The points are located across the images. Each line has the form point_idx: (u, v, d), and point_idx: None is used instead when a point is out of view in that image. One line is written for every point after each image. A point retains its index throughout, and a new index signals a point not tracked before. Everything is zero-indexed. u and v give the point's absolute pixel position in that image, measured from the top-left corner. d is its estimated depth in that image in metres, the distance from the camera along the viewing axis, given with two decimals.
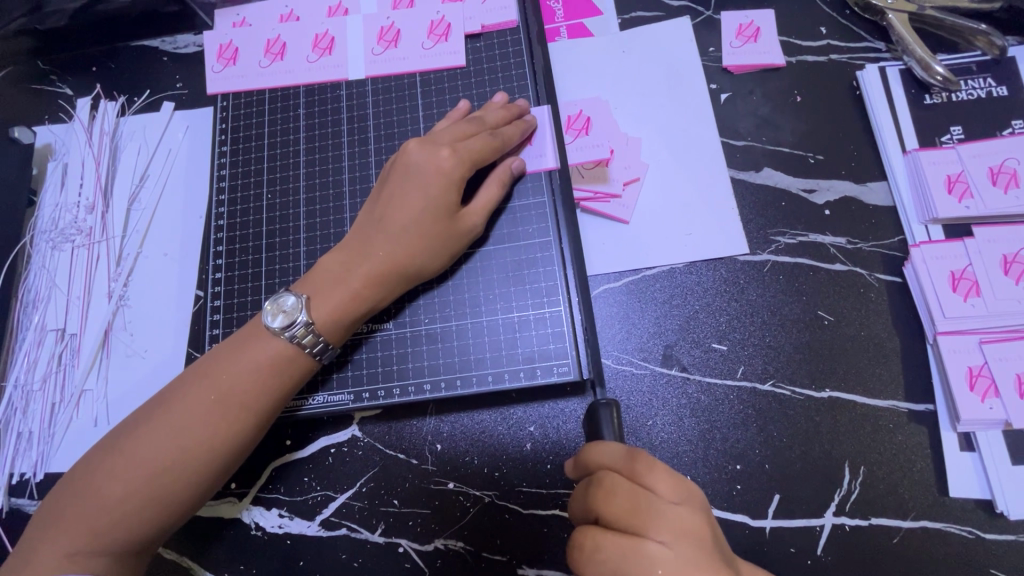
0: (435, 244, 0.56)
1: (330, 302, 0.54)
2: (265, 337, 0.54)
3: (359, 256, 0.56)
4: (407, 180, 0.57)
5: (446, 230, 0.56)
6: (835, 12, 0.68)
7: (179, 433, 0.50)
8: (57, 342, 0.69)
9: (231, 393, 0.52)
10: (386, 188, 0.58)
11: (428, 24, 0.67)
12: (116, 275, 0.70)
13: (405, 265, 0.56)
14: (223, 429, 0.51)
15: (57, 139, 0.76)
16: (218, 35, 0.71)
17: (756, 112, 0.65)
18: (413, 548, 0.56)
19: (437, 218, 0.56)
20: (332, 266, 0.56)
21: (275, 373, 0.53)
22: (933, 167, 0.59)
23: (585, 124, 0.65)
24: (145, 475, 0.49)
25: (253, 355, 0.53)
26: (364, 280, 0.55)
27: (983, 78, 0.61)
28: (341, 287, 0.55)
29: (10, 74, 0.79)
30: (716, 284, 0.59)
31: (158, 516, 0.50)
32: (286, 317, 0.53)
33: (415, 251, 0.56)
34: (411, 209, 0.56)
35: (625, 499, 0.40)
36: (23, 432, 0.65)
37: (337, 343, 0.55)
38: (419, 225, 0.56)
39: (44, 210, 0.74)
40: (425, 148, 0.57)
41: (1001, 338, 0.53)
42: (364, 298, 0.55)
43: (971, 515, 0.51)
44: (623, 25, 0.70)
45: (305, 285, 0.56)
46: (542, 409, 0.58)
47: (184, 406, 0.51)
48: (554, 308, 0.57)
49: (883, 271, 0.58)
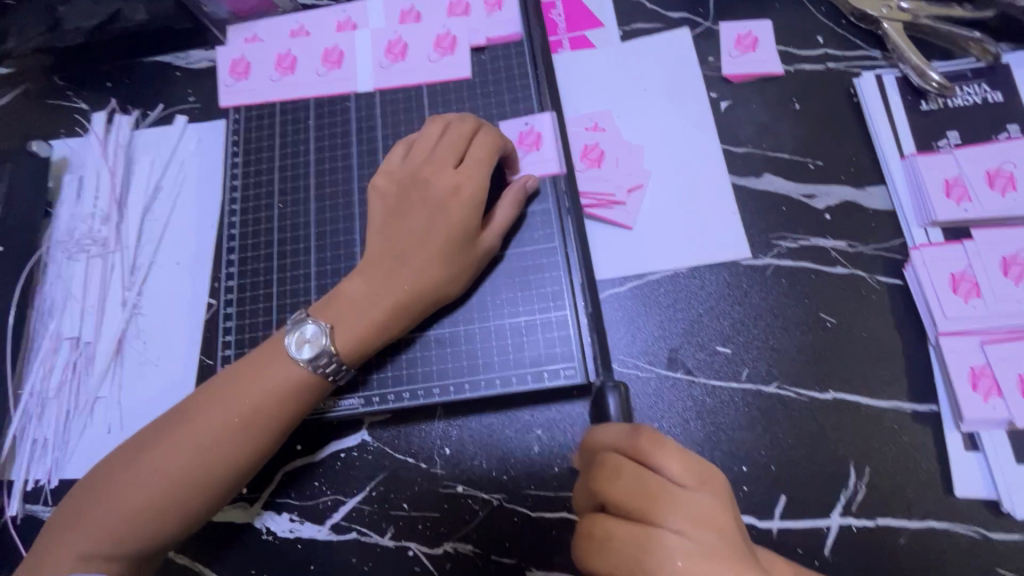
0: (457, 269, 0.57)
1: (354, 330, 0.55)
2: (288, 359, 0.54)
3: (381, 283, 0.56)
4: (425, 204, 0.58)
5: (466, 254, 0.57)
6: (832, 22, 0.69)
7: (200, 446, 0.51)
8: (72, 350, 0.70)
9: (254, 411, 0.52)
10: (403, 209, 0.58)
11: (435, 38, 0.69)
12: (130, 283, 0.71)
13: (428, 290, 0.56)
14: (246, 443, 0.52)
15: (73, 152, 0.78)
16: (231, 50, 0.74)
17: (756, 119, 0.66)
18: (423, 551, 0.57)
19: (457, 244, 0.57)
20: (353, 295, 0.56)
21: (297, 391, 0.54)
22: (931, 172, 0.60)
23: (598, 157, 0.66)
24: (166, 483, 0.51)
25: (276, 372, 0.54)
26: (388, 308, 0.55)
27: (977, 84, 0.63)
28: (364, 315, 0.55)
29: (26, 90, 0.81)
30: (719, 288, 0.60)
31: (173, 525, 0.51)
32: (309, 348, 0.54)
33: (437, 276, 0.56)
34: (431, 233, 0.56)
35: (635, 484, 0.40)
36: (39, 439, 0.66)
37: (357, 365, 0.56)
38: (440, 250, 0.56)
39: (60, 221, 0.75)
40: (442, 172, 0.58)
41: (1002, 338, 0.54)
42: (387, 324, 0.56)
43: (976, 514, 0.51)
44: (625, 36, 0.72)
45: (323, 314, 0.56)
46: (549, 412, 0.59)
47: (207, 418, 0.52)
48: (560, 312, 0.58)
49: (884, 274, 0.59)
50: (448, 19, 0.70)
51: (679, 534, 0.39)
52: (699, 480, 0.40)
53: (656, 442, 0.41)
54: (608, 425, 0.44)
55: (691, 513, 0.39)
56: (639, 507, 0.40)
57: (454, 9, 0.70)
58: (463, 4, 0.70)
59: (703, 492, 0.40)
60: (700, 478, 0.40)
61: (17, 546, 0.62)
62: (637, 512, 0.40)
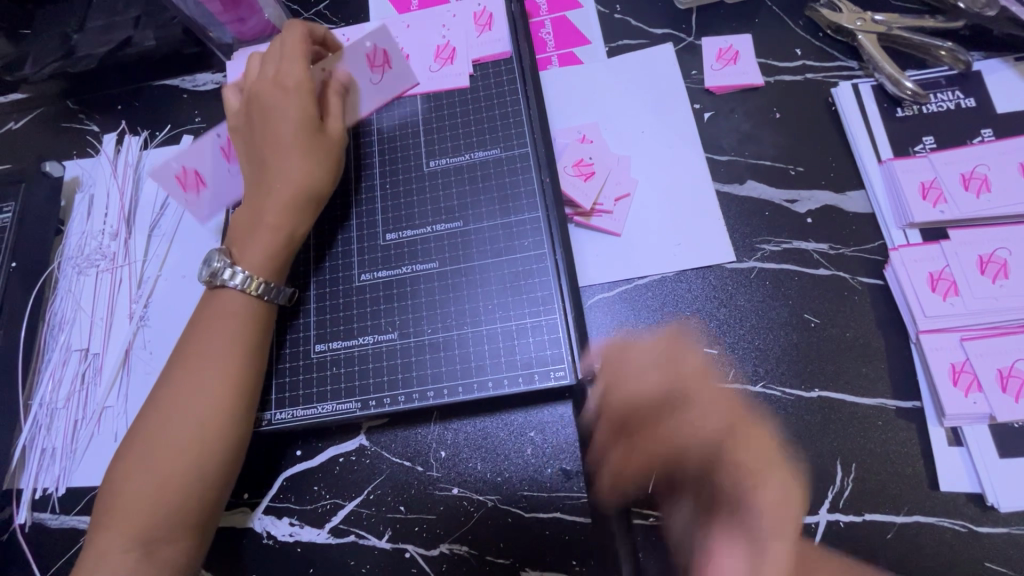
0: (321, 158, 0.64)
1: (260, 243, 0.61)
2: (225, 294, 0.60)
3: (262, 196, 0.62)
4: (271, 114, 0.63)
5: (322, 143, 0.64)
6: (810, 35, 0.72)
7: (193, 404, 0.55)
8: (81, 361, 0.72)
9: (222, 350, 0.57)
10: (256, 131, 0.64)
11: (366, 56, 0.68)
12: (137, 296, 0.74)
13: (308, 189, 0.63)
14: (228, 384, 0.56)
15: (84, 172, 0.81)
16: (208, 139, 0.72)
17: (738, 129, 0.69)
18: (420, 553, 0.58)
19: (310, 135, 0.63)
20: (246, 218, 0.63)
21: (251, 321, 0.59)
22: (907, 175, 0.62)
23: (587, 174, 0.67)
24: (176, 449, 0.54)
25: (224, 312, 0.59)
26: (280, 211, 0.62)
27: (951, 91, 0.65)
28: (262, 230, 0.61)
29: (41, 114, 0.85)
30: (705, 291, 0.62)
31: (178, 492, 0.53)
32: (212, 273, 0.60)
33: (312, 173, 0.63)
34: (287, 133, 0.63)
35: (659, 376, 0.50)
36: (47, 448, 0.68)
37: (282, 279, 0.62)
38: (300, 155, 0.63)
39: (71, 237, 0.79)
40: (272, 89, 0.64)
41: (981, 334, 0.55)
42: (281, 228, 0.62)
43: (962, 509, 0.52)
44: (611, 53, 0.75)
45: (228, 246, 0.62)
46: (541, 414, 0.61)
47: (188, 379, 0.56)
48: (550, 316, 0.60)
49: (865, 275, 0.61)
50: (434, 66, 0.72)
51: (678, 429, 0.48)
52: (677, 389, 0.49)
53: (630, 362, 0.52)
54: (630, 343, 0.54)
55: (675, 403, 0.48)
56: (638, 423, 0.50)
57: (440, 53, 0.73)
58: (449, 48, 0.73)
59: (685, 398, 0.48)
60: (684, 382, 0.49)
61: (25, 554, 0.63)
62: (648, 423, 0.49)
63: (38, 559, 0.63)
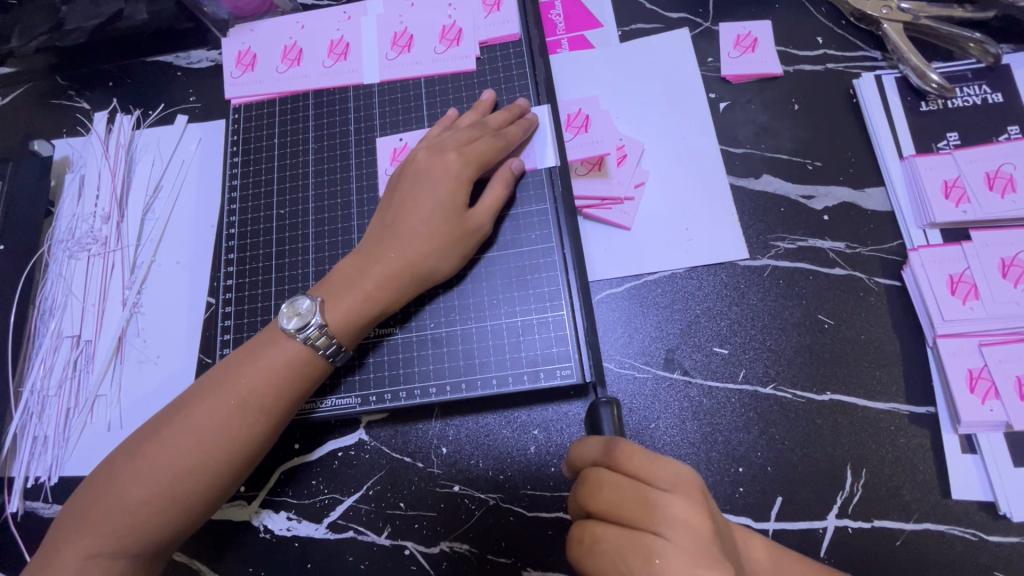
0: (446, 241, 0.57)
1: (345, 306, 0.56)
2: (282, 339, 0.55)
3: (371, 260, 0.57)
4: (419, 184, 0.59)
5: (455, 228, 0.58)
6: (832, 22, 0.69)
7: (199, 440, 0.52)
8: (73, 349, 0.70)
9: (251, 400, 0.53)
10: (398, 194, 0.60)
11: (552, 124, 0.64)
12: (130, 282, 0.72)
13: (419, 268, 0.57)
14: (242, 434, 0.53)
15: (75, 151, 0.78)
16: (391, 139, 0.68)
17: (754, 120, 0.66)
18: (419, 550, 0.57)
19: (447, 217, 0.58)
20: (347, 270, 0.58)
21: (291, 374, 0.54)
22: (930, 173, 0.60)
23: (620, 157, 0.65)
24: (168, 476, 0.51)
25: (271, 357, 0.54)
26: (380, 280, 0.56)
27: (978, 85, 0.63)
28: (358, 289, 0.56)
29: (29, 89, 0.82)
30: (717, 289, 0.60)
31: (153, 518, 0.51)
32: (301, 319, 0.55)
33: (426, 250, 0.57)
34: (425, 208, 0.58)
35: (613, 495, 0.43)
36: (39, 436, 0.67)
37: (351, 345, 0.57)
38: (431, 232, 0.57)
39: (62, 220, 0.76)
40: (432, 155, 0.60)
41: (1000, 339, 0.54)
42: (374, 302, 0.56)
43: (974, 517, 0.51)
44: (623, 37, 0.72)
45: (322, 290, 0.58)
46: (545, 413, 0.59)
47: (205, 412, 0.53)
48: (556, 312, 0.58)
49: (882, 275, 0.59)
50: (440, 48, 0.69)
51: (667, 538, 0.40)
52: (668, 481, 0.43)
53: (629, 455, 0.44)
54: (585, 445, 0.47)
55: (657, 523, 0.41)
56: (625, 513, 0.42)
57: (446, 34, 0.69)
58: (455, 29, 0.69)
59: (678, 495, 0.42)
60: (669, 481, 0.43)
61: (17, 542, 0.62)
62: (626, 521, 0.42)
63: (29, 547, 0.62)
